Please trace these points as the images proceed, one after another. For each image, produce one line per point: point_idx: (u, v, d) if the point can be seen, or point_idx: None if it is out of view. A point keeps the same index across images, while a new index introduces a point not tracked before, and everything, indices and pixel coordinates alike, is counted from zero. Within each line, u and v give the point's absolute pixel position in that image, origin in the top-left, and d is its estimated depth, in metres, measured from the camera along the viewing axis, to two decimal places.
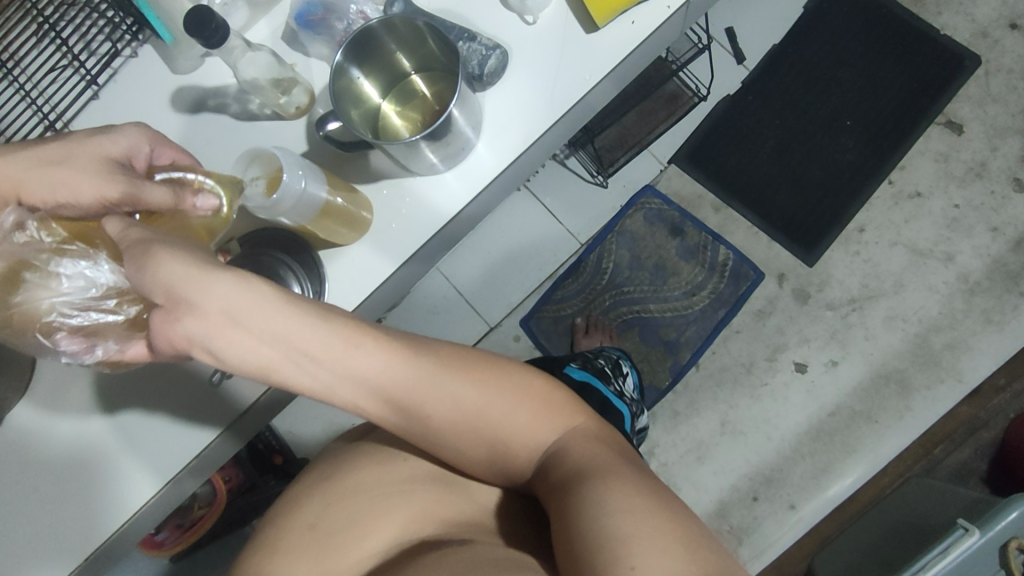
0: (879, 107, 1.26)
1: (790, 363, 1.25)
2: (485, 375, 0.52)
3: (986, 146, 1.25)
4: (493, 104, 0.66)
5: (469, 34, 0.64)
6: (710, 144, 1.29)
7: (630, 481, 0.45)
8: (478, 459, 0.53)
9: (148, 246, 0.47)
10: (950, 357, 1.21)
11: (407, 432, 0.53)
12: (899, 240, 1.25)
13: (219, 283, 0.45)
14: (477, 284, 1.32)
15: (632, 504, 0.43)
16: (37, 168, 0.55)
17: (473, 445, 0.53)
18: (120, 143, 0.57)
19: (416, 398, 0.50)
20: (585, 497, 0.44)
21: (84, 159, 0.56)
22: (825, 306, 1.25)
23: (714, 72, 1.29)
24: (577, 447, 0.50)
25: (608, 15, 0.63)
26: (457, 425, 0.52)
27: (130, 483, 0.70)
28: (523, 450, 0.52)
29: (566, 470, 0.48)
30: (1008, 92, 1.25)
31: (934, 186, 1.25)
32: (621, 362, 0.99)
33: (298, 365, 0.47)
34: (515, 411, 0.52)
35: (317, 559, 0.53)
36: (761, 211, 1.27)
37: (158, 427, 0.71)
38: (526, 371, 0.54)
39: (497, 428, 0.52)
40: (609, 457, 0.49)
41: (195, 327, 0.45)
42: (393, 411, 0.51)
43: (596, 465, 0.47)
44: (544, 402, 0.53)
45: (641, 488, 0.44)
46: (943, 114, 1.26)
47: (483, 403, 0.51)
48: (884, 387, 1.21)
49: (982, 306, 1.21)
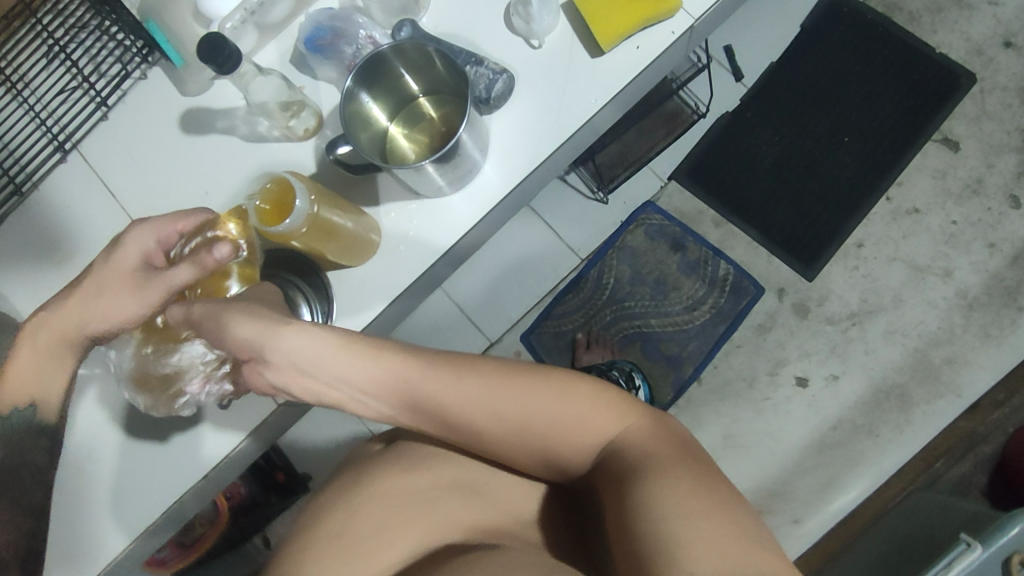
0: (876, 124, 1.28)
1: (791, 377, 1.25)
2: (524, 388, 0.55)
3: (982, 163, 1.26)
4: (500, 128, 0.66)
5: (477, 58, 0.63)
6: (709, 162, 1.30)
7: (676, 483, 0.48)
8: (531, 461, 0.58)
9: (215, 318, 0.61)
10: (949, 371, 1.21)
11: (462, 440, 0.59)
12: (897, 256, 1.26)
13: (288, 336, 0.58)
14: (479, 298, 1.33)
15: (688, 509, 0.46)
16: (84, 306, 0.64)
17: (524, 450, 0.57)
18: (133, 250, 0.63)
19: (463, 413, 0.56)
20: (641, 502, 0.48)
21: (117, 281, 0.64)
22: (825, 321, 1.26)
23: (713, 91, 1.31)
24: (627, 450, 0.53)
25: (613, 40, 0.63)
26: (506, 434, 0.56)
27: (148, 495, 0.73)
28: (574, 454, 0.56)
29: (614, 476, 0.52)
30: (1002, 109, 1.26)
31: (932, 202, 1.26)
32: (634, 374, 0.99)
33: (356, 400, 0.60)
34: (561, 418, 0.55)
35: (343, 561, 0.59)
36: (760, 227, 1.29)
37: (184, 445, 0.74)
38: (571, 373, 0.56)
39: (545, 435, 0.55)
40: (658, 455, 0.52)
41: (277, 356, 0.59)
42: (443, 425, 0.58)
43: (643, 465, 0.51)
44: (590, 404, 0.55)
45: (695, 492, 0.48)
46: (940, 131, 1.27)
47: (527, 415, 0.55)
48: (884, 401, 1.22)
49: (981, 320, 1.22)
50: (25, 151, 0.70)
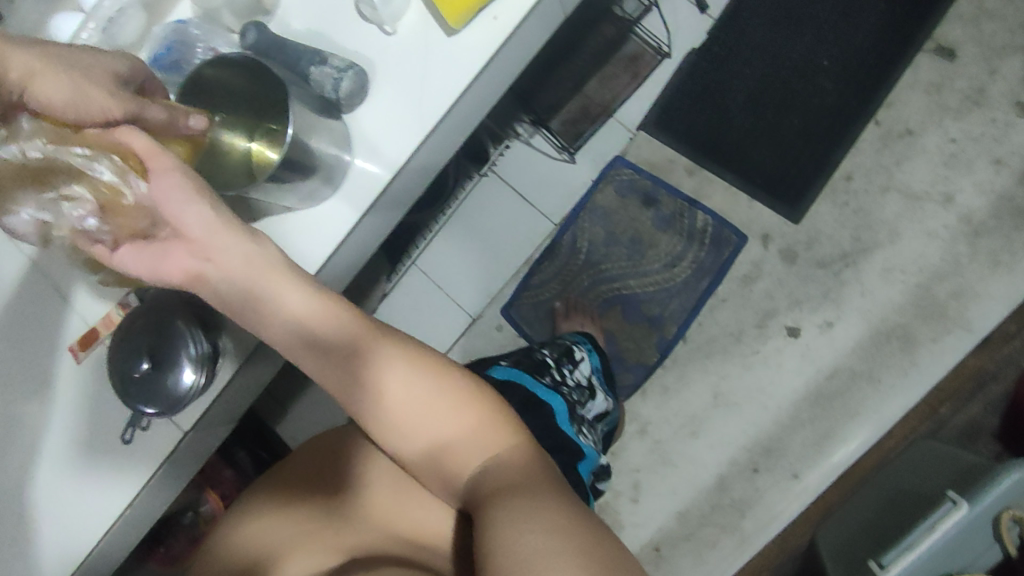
0: (858, 40, 1.15)
1: (781, 328, 1.18)
2: (427, 373, 0.55)
3: (983, 70, 1.13)
4: (364, 126, 0.61)
5: (320, 58, 0.59)
6: (677, 106, 1.21)
7: (537, 500, 0.44)
8: (422, 468, 0.54)
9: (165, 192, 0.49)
10: (956, 306, 1.12)
11: (369, 410, 0.55)
12: (891, 186, 1.16)
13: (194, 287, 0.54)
14: (453, 276, 1.31)
15: (535, 518, 0.42)
16: (51, 61, 0.52)
17: (416, 446, 0.54)
18: (125, 64, 0.56)
19: (377, 372, 0.54)
20: (493, 512, 0.44)
21: (91, 69, 0.53)
22: (815, 264, 1.18)
23: (674, 27, 1.20)
24: (504, 464, 0.50)
25: (461, 16, 0.57)
26: (406, 416, 0.54)
27: (60, 545, 0.68)
28: (457, 466, 0.52)
29: (485, 489, 0.48)
30: (1003, 6, 1.12)
31: (927, 121, 1.15)
32: (574, 349, 0.94)
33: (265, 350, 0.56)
34: (453, 422, 0.53)
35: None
36: (738, 170, 1.20)
37: (102, 481, 0.68)
38: (474, 387, 0.56)
39: (437, 436, 0.53)
40: (529, 481, 0.48)
41: (209, 271, 0.52)
42: (365, 392, 0.55)
43: (512, 483, 0.47)
44: (477, 418, 0.54)
45: (546, 504, 0.43)
46: (931, 40, 1.14)
47: (425, 404, 0.54)
48: (884, 344, 1.14)
49: (989, 247, 1.11)
50: None
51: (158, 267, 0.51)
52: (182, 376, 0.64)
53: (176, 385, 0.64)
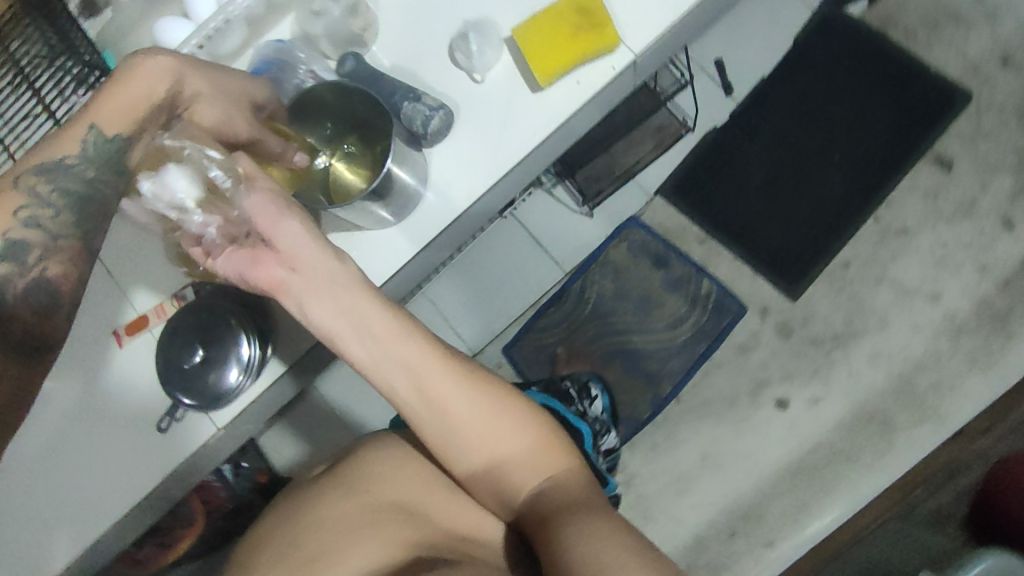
0: (867, 142, 1.25)
1: (772, 399, 1.24)
2: (486, 395, 0.61)
3: (975, 184, 1.23)
4: (441, 161, 0.67)
5: (414, 93, 0.65)
6: (695, 177, 1.29)
7: (605, 516, 0.54)
8: (478, 476, 0.61)
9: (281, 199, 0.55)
10: (934, 398, 1.19)
11: (428, 425, 0.61)
12: (884, 278, 1.24)
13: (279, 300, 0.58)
14: (461, 310, 1.34)
15: (611, 531, 0.51)
16: (207, 80, 0.63)
17: (475, 457, 0.61)
18: (263, 94, 0.68)
19: (440, 391, 0.60)
20: (571, 527, 0.53)
21: (235, 96, 0.64)
22: (808, 342, 1.25)
23: (700, 105, 1.29)
24: (561, 481, 0.59)
25: (550, 76, 0.64)
26: (466, 430, 0.60)
27: (104, 506, 0.75)
28: (515, 479, 0.60)
29: (551, 503, 0.57)
30: (998, 128, 1.23)
31: (922, 222, 1.24)
32: (591, 384, 1.00)
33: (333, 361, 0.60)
34: (513, 438, 0.61)
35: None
36: (746, 244, 1.27)
37: (151, 455, 0.75)
38: (526, 405, 0.63)
39: (496, 450, 0.60)
40: (589, 500, 0.57)
41: (294, 283, 0.56)
42: (428, 406, 0.60)
43: (576, 501, 0.56)
44: (532, 435, 0.61)
45: (617, 520, 0.53)
46: (931, 151, 1.24)
47: (486, 420, 0.60)
48: (865, 425, 1.20)
49: (969, 346, 1.19)
50: None
51: (248, 271, 0.56)
52: (229, 373, 0.74)
53: (218, 382, 0.74)
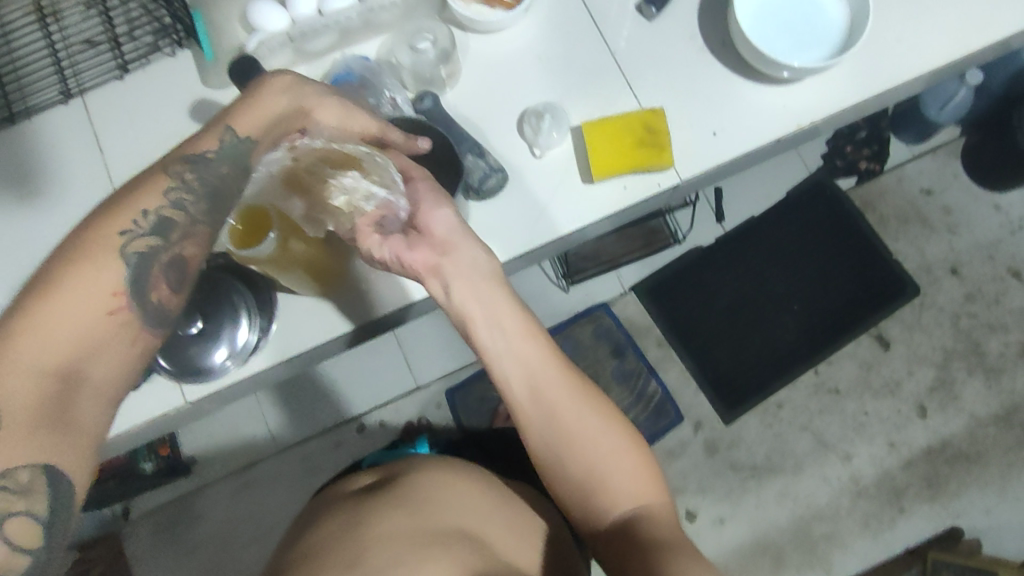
0: (825, 302, 1.36)
1: (681, 509, 1.30)
2: (598, 412, 0.64)
3: (904, 368, 1.36)
4: (481, 214, 0.74)
5: (479, 151, 0.74)
6: (669, 286, 1.37)
7: (702, 559, 0.54)
8: (571, 494, 0.62)
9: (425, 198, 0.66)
10: (824, 547, 1.29)
11: (537, 427, 0.63)
12: (808, 427, 1.34)
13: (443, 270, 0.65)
14: (418, 340, 1.35)
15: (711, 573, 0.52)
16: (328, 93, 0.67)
17: (574, 472, 0.62)
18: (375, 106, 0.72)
19: (552, 394, 0.64)
20: (668, 560, 0.54)
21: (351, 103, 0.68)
22: (728, 465, 1.32)
23: (693, 223, 1.39)
24: (654, 517, 0.60)
25: (603, 174, 0.73)
26: (567, 441, 0.62)
27: None
28: (608, 502, 0.61)
29: (646, 536, 0.58)
30: (934, 326, 1.38)
31: (852, 387, 1.36)
32: None
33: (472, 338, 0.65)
34: (615, 460, 0.62)
35: None
36: (697, 360, 1.35)
37: None
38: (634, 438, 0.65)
39: (595, 466, 0.62)
40: (683, 541, 0.58)
41: (445, 265, 0.65)
42: (539, 408, 0.63)
43: (673, 540, 0.57)
44: (631, 465, 0.62)
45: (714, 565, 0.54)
46: (876, 328, 1.37)
47: (589, 435, 0.63)
48: (759, 557, 1.29)
49: (865, 509, 1.30)
50: (41, 87, 0.78)
51: (407, 254, 0.64)
52: (215, 353, 0.74)
53: (200, 358, 0.74)
